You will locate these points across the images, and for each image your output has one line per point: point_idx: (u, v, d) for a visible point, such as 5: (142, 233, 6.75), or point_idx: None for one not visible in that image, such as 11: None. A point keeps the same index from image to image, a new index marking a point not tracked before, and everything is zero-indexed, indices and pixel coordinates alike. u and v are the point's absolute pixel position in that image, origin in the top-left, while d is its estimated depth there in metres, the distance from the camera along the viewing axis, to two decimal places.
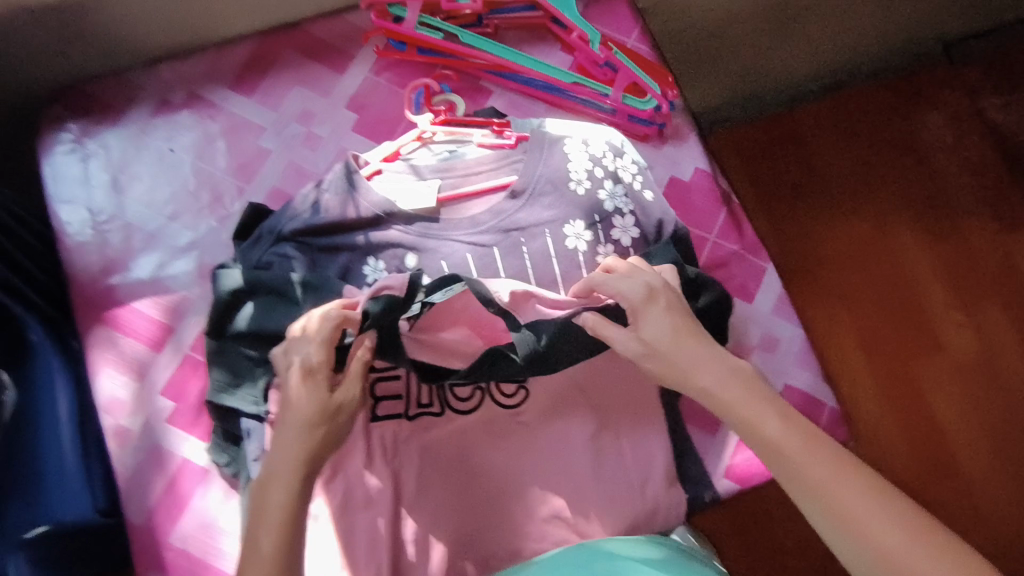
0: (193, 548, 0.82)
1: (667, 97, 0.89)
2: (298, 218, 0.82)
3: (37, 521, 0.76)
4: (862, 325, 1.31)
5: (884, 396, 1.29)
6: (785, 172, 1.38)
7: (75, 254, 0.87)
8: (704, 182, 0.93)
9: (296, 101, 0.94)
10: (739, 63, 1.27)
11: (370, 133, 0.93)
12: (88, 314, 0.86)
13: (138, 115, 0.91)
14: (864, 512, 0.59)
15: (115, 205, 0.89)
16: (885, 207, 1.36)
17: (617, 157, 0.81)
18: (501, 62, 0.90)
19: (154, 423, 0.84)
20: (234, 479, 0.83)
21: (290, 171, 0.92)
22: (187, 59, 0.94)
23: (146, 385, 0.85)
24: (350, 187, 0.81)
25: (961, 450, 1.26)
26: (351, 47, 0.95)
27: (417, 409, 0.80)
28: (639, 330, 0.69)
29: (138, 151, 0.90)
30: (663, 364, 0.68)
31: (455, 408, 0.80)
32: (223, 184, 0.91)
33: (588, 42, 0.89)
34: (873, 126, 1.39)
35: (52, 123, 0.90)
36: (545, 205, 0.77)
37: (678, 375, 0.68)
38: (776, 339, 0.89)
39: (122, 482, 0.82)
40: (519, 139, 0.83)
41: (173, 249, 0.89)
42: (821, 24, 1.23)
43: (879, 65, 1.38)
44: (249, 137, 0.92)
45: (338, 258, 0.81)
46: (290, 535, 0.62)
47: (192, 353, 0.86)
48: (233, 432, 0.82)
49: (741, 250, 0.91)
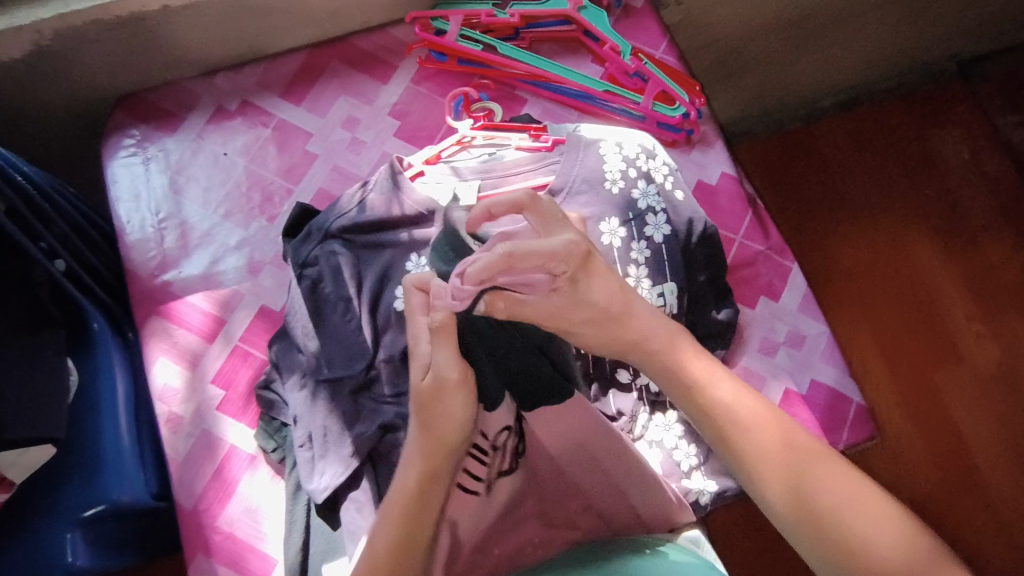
0: (239, 532, 0.84)
1: (694, 105, 0.94)
2: (345, 216, 0.86)
3: (96, 501, 0.79)
4: (884, 336, 1.32)
5: (908, 407, 1.28)
6: (805, 184, 1.40)
7: (135, 250, 0.93)
8: (730, 186, 0.96)
9: (341, 109, 1.00)
10: (758, 79, 1.32)
11: (411, 139, 0.98)
12: (145, 307, 0.91)
13: (196, 122, 0.98)
14: (864, 527, 0.58)
15: (173, 206, 0.95)
16: (904, 220, 1.38)
17: (650, 159, 0.85)
18: (536, 72, 0.96)
19: (204, 410, 0.88)
20: (280, 465, 0.87)
21: (335, 174, 0.97)
22: (242, 70, 1.00)
23: (197, 374, 0.89)
24: (394, 188, 0.86)
25: (987, 465, 1.25)
26: (394, 59, 1.01)
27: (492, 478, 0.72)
28: (577, 297, 0.65)
29: (195, 155, 0.97)
30: (611, 339, 0.67)
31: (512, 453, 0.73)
32: (272, 186, 0.97)
33: (620, 53, 0.94)
34: (890, 142, 1.41)
35: (117, 130, 0.97)
36: (580, 203, 0.82)
37: (660, 372, 0.68)
38: (802, 336, 0.92)
39: (173, 466, 0.86)
40: (555, 143, 0.88)
41: (226, 246, 0.94)
42: (836, 41, 1.29)
43: (891, 82, 1.42)
44: (297, 142, 0.98)
45: (382, 254, 0.85)
46: (387, 516, 0.63)
47: (241, 345, 0.91)
48: (281, 419, 0.86)
49: (767, 250, 0.94)
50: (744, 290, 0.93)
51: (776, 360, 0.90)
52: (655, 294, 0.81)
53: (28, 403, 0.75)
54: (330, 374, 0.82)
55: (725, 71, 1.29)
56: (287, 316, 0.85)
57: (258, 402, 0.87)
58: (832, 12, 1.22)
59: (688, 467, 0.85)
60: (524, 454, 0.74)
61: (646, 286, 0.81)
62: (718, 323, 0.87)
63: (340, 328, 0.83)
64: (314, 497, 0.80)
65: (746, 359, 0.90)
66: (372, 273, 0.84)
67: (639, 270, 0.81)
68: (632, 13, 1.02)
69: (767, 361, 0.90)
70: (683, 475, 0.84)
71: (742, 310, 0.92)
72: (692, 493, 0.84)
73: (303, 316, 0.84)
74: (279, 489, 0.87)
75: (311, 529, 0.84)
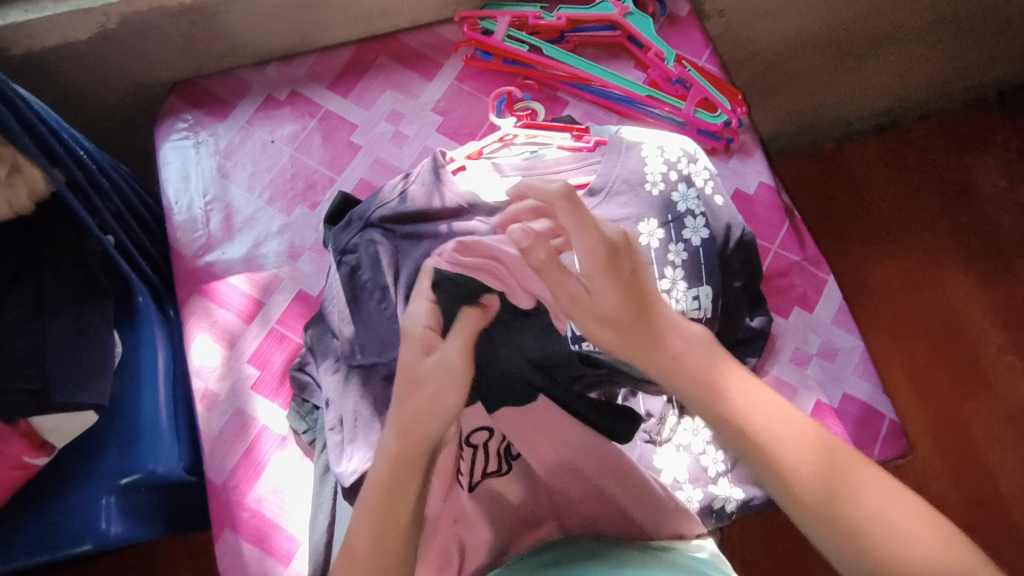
0: (265, 511, 0.85)
1: (736, 113, 0.95)
2: (386, 206, 0.86)
3: (132, 469, 0.81)
4: (912, 362, 1.30)
5: (936, 436, 1.26)
6: (836, 204, 1.39)
7: (181, 229, 0.95)
8: (768, 196, 0.96)
9: (386, 103, 1.02)
10: (796, 95, 1.32)
11: (452, 135, 1.00)
12: (187, 285, 0.93)
13: (246, 109, 1.01)
14: (911, 546, 0.49)
15: (219, 189, 0.98)
16: (937, 246, 1.36)
17: (691, 163, 0.86)
18: (580, 74, 0.97)
19: (239, 388, 0.90)
20: (310, 447, 0.88)
21: (377, 166, 1.00)
22: (293, 62, 1.04)
23: (234, 353, 0.91)
24: (436, 180, 0.86)
25: (1015, 500, 1.21)
26: (440, 57, 1.03)
27: (480, 477, 0.71)
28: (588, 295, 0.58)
29: (243, 141, 1.00)
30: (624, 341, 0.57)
31: (494, 457, 0.71)
32: (316, 174, 0.99)
33: (663, 59, 0.96)
34: (926, 167, 1.40)
35: (171, 113, 1.01)
36: (620, 203, 0.83)
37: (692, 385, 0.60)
38: (835, 348, 0.91)
39: (205, 442, 0.88)
40: (597, 143, 0.89)
41: (268, 230, 0.97)
42: (876, 62, 1.28)
43: (930, 107, 1.41)
44: (342, 133, 1.01)
45: (420, 245, 0.84)
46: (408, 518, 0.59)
47: (278, 327, 0.93)
48: (312, 402, 0.87)
49: (802, 261, 0.94)
50: (778, 299, 0.93)
51: (808, 371, 0.89)
52: (690, 297, 0.81)
53: (76, 369, 0.78)
54: (362, 360, 0.82)
55: (764, 85, 1.29)
56: (326, 301, 0.86)
57: (291, 382, 0.89)
58: (874, 31, 1.22)
59: (715, 473, 0.84)
60: (515, 454, 0.72)
61: (681, 288, 0.81)
62: (751, 330, 0.87)
63: (374, 317, 0.82)
64: (341, 480, 0.78)
65: (776, 368, 0.90)
66: (408, 263, 0.83)
67: (675, 272, 0.81)
68: (676, 21, 1.03)
69: (799, 371, 0.89)
70: (710, 481, 0.83)
71: (775, 319, 0.92)
72: (719, 499, 0.82)
73: (341, 303, 0.84)
74: (308, 471, 0.88)
75: (336, 511, 0.82)
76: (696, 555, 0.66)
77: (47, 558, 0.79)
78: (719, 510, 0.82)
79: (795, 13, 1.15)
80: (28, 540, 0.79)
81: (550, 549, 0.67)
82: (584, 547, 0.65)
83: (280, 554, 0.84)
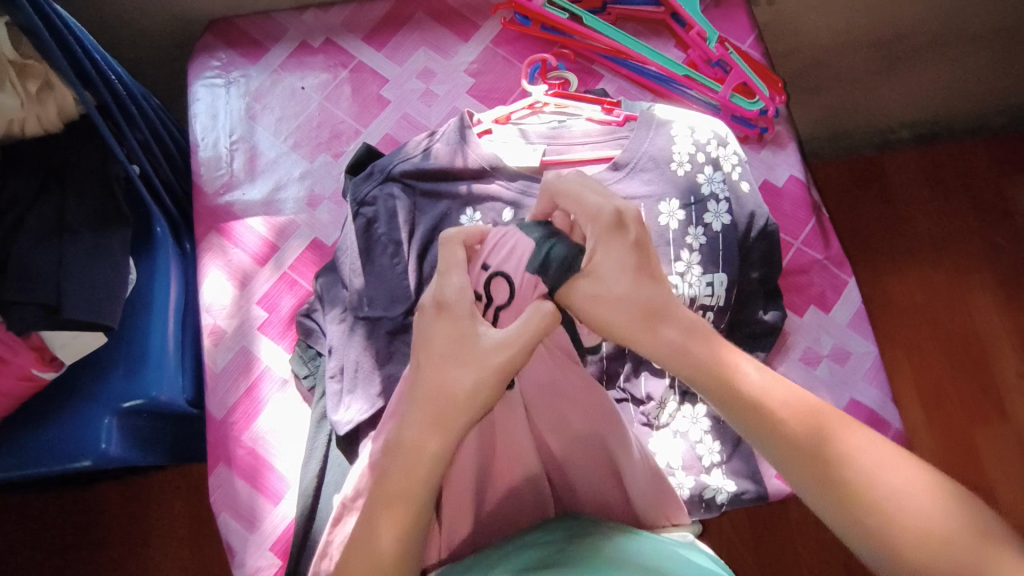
0: (260, 450, 0.86)
1: (774, 101, 0.92)
2: (408, 161, 0.84)
3: (137, 394, 0.83)
4: (925, 381, 1.27)
5: (945, 460, 1.22)
6: (866, 212, 1.35)
7: (205, 166, 0.96)
8: (797, 190, 0.94)
9: (419, 60, 1.01)
10: (838, 96, 1.28)
11: (482, 98, 0.99)
12: (206, 222, 0.94)
13: (280, 53, 1.01)
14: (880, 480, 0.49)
15: (246, 130, 0.98)
16: (966, 266, 1.31)
17: (720, 146, 0.84)
18: (618, 47, 0.95)
19: (247, 328, 0.91)
20: (310, 393, 0.89)
21: (404, 122, 0.99)
22: (330, 10, 1.04)
23: (245, 294, 0.92)
24: (461, 140, 0.85)
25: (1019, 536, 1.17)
26: (477, 19, 1.03)
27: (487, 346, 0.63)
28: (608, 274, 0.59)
29: (274, 86, 1.00)
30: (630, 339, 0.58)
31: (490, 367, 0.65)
32: (342, 124, 0.99)
33: (705, 40, 0.92)
34: (966, 185, 1.34)
35: (204, 51, 1.01)
36: (644, 180, 0.82)
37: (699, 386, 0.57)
38: (848, 352, 0.89)
39: (209, 376, 0.89)
40: (626, 119, 0.87)
41: (289, 175, 0.97)
42: (927, 69, 1.24)
43: (979, 122, 1.35)
44: (373, 86, 1.00)
45: (439, 204, 0.83)
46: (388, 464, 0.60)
47: (290, 273, 0.93)
48: (316, 348, 0.87)
49: (824, 260, 0.92)
50: (794, 296, 0.91)
51: (816, 371, 0.88)
52: (704, 282, 0.79)
53: (91, 288, 0.79)
54: (369, 311, 0.82)
55: (807, 81, 1.25)
56: (338, 251, 0.85)
57: (298, 327, 0.89)
58: (928, 35, 1.17)
59: (710, 463, 0.82)
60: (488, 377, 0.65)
61: (696, 272, 0.80)
62: (764, 323, 0.85)
63: (387, 273, 0.81)
64: (337, 429, 0.79)
65: (784, 365, 0.88)
66: (425, 221, 0.83)
67: (691, 256, 0.80)
68: (723, 3, 1.01)
69: (806, 371, 0.88)
70: (703, 470, 0.82)
71: (790, 317, 0.90)
72: (709, 489, 0.81)
73: (353, 253, 0.82)
74: (305, 415, 0.88)
75: (329, 458, 0.84)
76: (667, 537, 0.66)
77: (48, 471, 0.81)
78: (709, 500, 0.81)
79: (847, 7, 1.12)
80: (31, 452, 0.81)
81: (518, 539, 0.65)
82: (559, 532, 0.65)
83: (271, 493, 0.85)
